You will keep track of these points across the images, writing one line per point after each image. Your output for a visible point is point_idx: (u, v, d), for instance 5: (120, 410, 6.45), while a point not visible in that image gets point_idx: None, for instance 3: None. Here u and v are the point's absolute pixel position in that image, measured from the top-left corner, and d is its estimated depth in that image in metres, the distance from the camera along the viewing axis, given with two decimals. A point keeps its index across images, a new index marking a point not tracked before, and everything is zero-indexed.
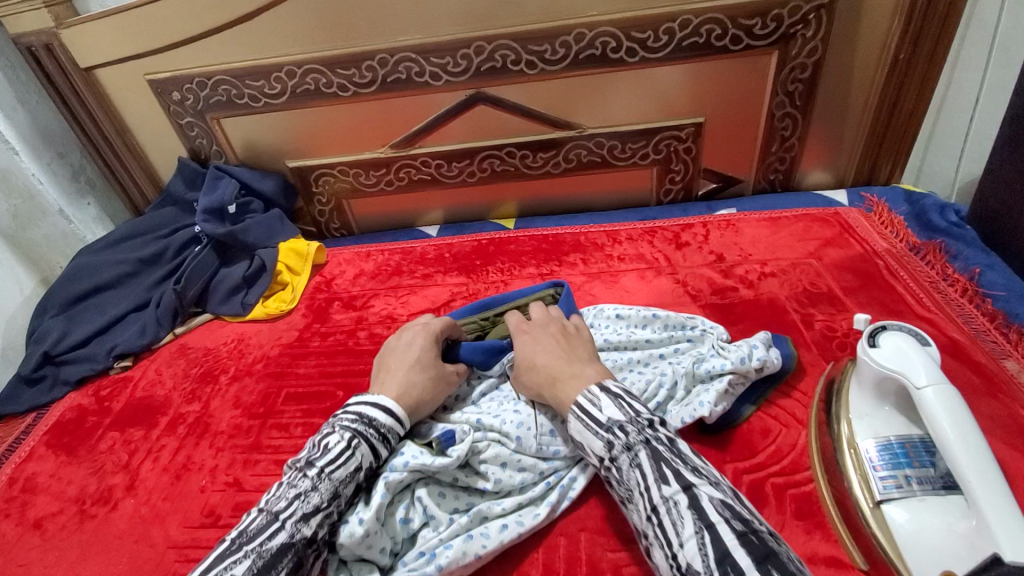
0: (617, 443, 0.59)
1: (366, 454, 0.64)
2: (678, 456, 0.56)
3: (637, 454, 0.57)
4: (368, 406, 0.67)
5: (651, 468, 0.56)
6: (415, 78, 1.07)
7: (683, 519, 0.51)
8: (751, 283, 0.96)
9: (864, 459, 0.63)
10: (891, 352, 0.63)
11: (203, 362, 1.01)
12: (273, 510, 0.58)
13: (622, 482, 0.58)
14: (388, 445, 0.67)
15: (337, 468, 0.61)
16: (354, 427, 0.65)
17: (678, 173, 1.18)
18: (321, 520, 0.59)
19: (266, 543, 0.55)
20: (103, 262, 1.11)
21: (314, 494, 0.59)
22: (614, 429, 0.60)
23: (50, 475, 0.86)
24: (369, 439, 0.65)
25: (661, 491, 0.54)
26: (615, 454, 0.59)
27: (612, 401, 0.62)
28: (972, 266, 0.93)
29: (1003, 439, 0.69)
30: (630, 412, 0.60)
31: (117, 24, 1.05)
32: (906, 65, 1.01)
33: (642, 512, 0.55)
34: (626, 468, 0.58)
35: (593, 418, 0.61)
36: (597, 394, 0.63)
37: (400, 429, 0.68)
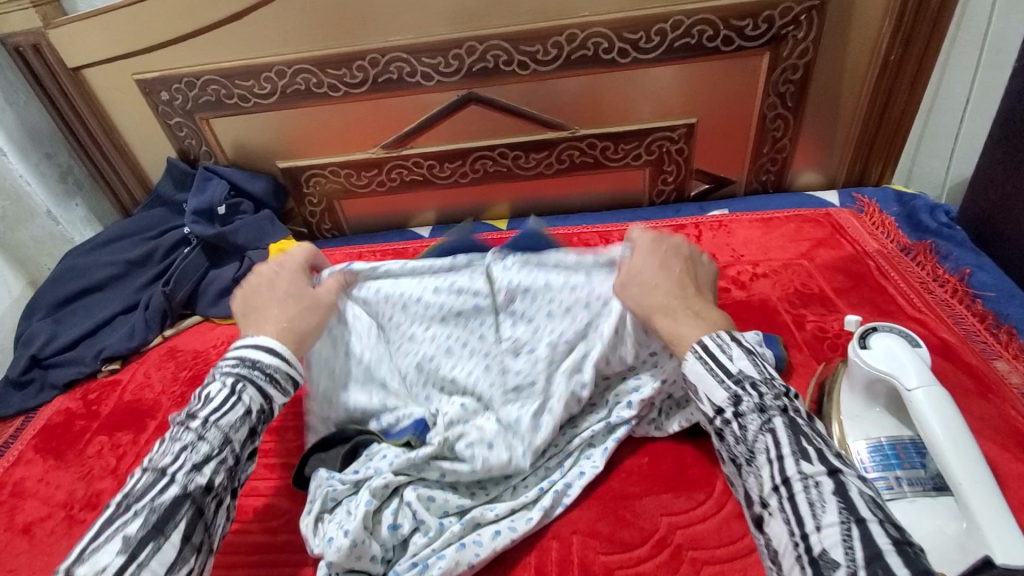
0: (748, 400, 0.53)
1: (255, 397, 0.60)
2: (817, 435, 0.52)
3: (772, 420, 0.52)
4: (252, 348, 0.63)
5: (787, 439, 0.50)
6: (407, 78, 1.06)
7: (825, 504, 0.46)
8: (743, 284, 0.96)
9: (855, 460, 0.63)
10: (882, 354, 0.63)
11: (193, 365, 1.00)
12: (159, 467, 0.55)
13: (741, 443, 0.53)
14: (284, 389, 0.63)
15: (225, 415, 0.58)
16: (236, 371, 0.61)
17: (670, 173, 1.18)
18: (217, 467, 0.56)
19: (158, 498, 0.53)
20: (89, 264, 1.10)
21: (202, 445, 0.56)
22: (745, 385, 0.54)
23: (39, 480, 0.85)
24: (255, 381, 0.61)
25: (800, 467, 0.49)
26: (742, 411, 0.53)
27: (745, 355, 0.56)
28: (962, 266, 0.93)
29: (994, 440, 0.69)
30: (766, 373, 0.55)
31: (105, 23, 1.04)
32: (897, 67, 1.01)
33: (765, 481, 0.50)
34: (753, 430, 0.52)
35: (720, 365, 0.56)
36: (728, 343, 0.58)
37: (292, 369, 0.64)
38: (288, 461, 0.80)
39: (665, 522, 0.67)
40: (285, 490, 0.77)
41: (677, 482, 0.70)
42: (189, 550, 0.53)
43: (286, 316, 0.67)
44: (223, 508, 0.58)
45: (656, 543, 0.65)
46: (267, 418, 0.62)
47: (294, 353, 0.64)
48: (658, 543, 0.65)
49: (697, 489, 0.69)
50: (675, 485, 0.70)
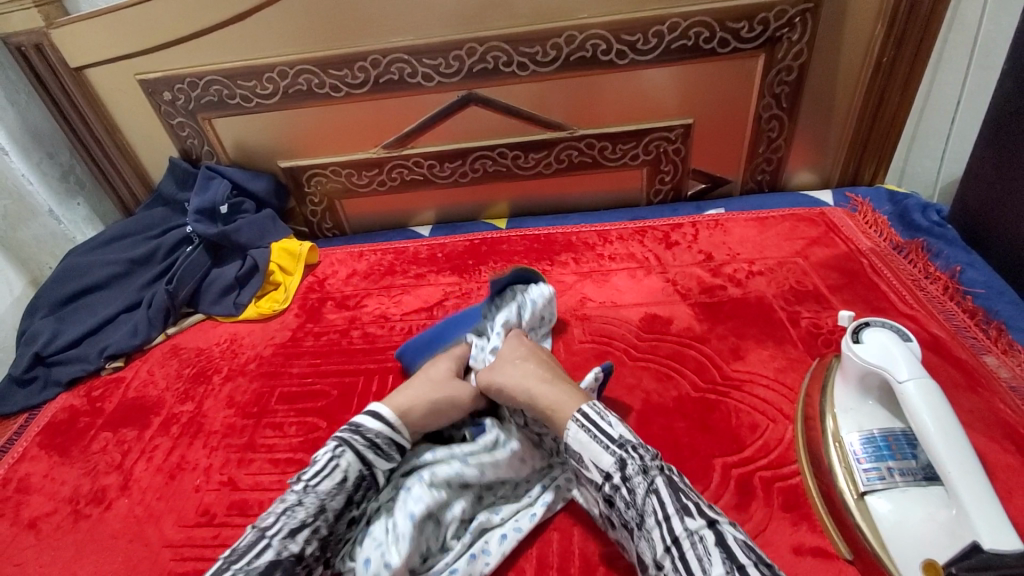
0: (632, 463, 0.60)
1: (353, 463, 0.65)
2: (694, 491, 0.58)
3: (653, 480, 0.58)
4: (361, 415, 0.70)
5: (671, 498, 0.56)
6: (407, 79, 1.07)
7: (710, 556, 0.51)
8: (739, 282, 0.98)
9: (848, 452, 0.65)
10: (875, 348, 0.65)
11: (196, 363, 1.01)
12: (262, 527, 0.59)
13: (631, 506, 0.58)
14: (385, 453, 0.68)
15: (323, 481, 0.62)
16: (341, 437, 0.66)
17: (667, 173, 1.20)
18: (309, 535, 0.59)
19: (254, 561, 0.55)
20: (91, 264, 1.11)
21: (300, 509, 0.60)
22: (627, 449, 0.61)
23: (44, 476, 0.86)
24: (356, 447, 0.66)
25: (685, 524, 0.54)
26: (628, 474, 0.59)
27: (623, 422, 0.64)
28: (952, 264, 0.95)
29: (983, 432, 0.71)
30: (640, 438, 0.63)
31: (108, 24, 1.05)
32: (890, 69, 1.03)
33: (657, 543, 0.55)
34: (641, 492, 0.58)
35: (603, 431, 0.63)
36: (604, 411, 0.65)
37: (395, 436, 0.69)
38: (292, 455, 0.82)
39: None
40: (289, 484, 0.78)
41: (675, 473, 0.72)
42: None
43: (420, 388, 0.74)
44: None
45: None
46: (365, 487, 0.65)
47: (400, 421, 0.69)
48: None
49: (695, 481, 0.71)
50: None
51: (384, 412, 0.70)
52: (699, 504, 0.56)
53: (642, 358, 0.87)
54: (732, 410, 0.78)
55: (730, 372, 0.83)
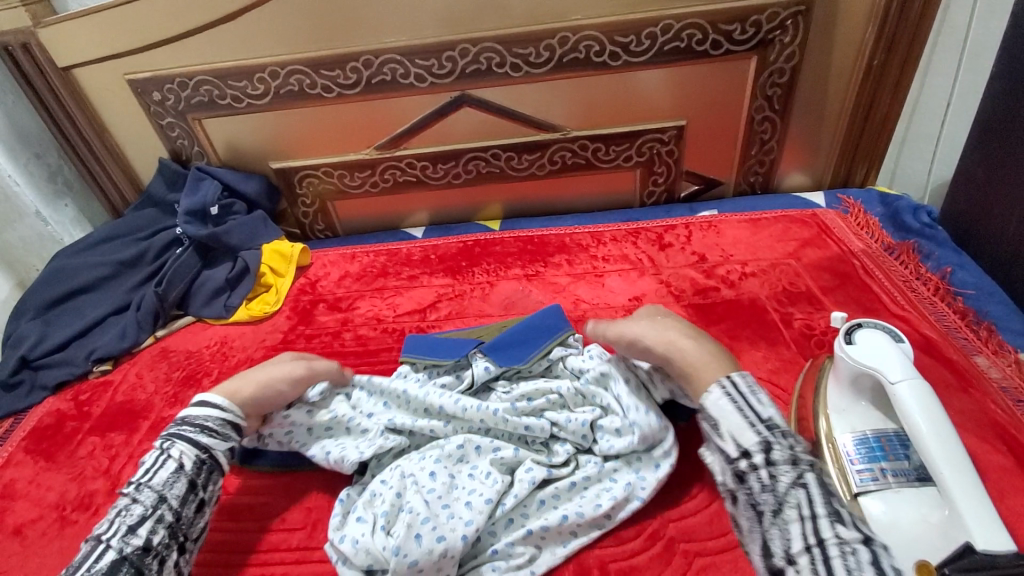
0: (778, 449, 0.55)
1: (184, 452, 0.66)
2: (838, 498, 0.54)
3: (803, 475, 0.54)
4: (190, 407, 0.70)
5: (821, 499, 0.52)
6: (400, 80, 1.07)
7: (862, 568, 0.47)
8: (732, 283, 0.98)
9: (841, 452, 0.64)
10: (867, 348, 0.65)
11: (186, 366, 0.99)
12: (97, 535, 0.60)
13: (768, 492, 0.54)
14: (222, 435, 0.69)
15: (157, 475, 0.64)
16: (166, 432, 0.68)
17: (660, 175, 1.20)
18: (152, 525, 0.60)
19: (95, 565, 0.56)
20: (78, 266, 1.10)
21: (136, 506, 0.61)
22: (774, 432, 0.56)
23: (29, 481, 0.85)
24: (184, 436, 0.67)
25: (836, 530, 0.50)
26: (773, 460, 0.55)
27: (771, 402, 0.60)
28: (943, 265, 0.96)
29: (975, 432, 0.71)
30: (788, 421, 0.58)
31: (97, 23, 1.03)
32: (881, 71, 1.04)
33: (795, 539, 0.51)
34: (785, 482, 0.53)
35: (752, 411, 0.58)
36: (756, 388, 0.61)
37: (232, 417, 0.70)
38: None
39: (657, 515, 0.68)
40: (279, 488, 0.77)
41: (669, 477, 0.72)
42: None
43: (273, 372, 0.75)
44: (171, 566, 0.60)
45: (649, 536, 0.67)
46: (208, 469, 0.67)
47: (230, 401, 0.71)
48: (651, 536, 0.67)
49: (690, 483, 0.71)
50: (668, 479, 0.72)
51: (214, 401, 0.70)
52: (849, 515, 0.52)
53: None
54: None
55: None
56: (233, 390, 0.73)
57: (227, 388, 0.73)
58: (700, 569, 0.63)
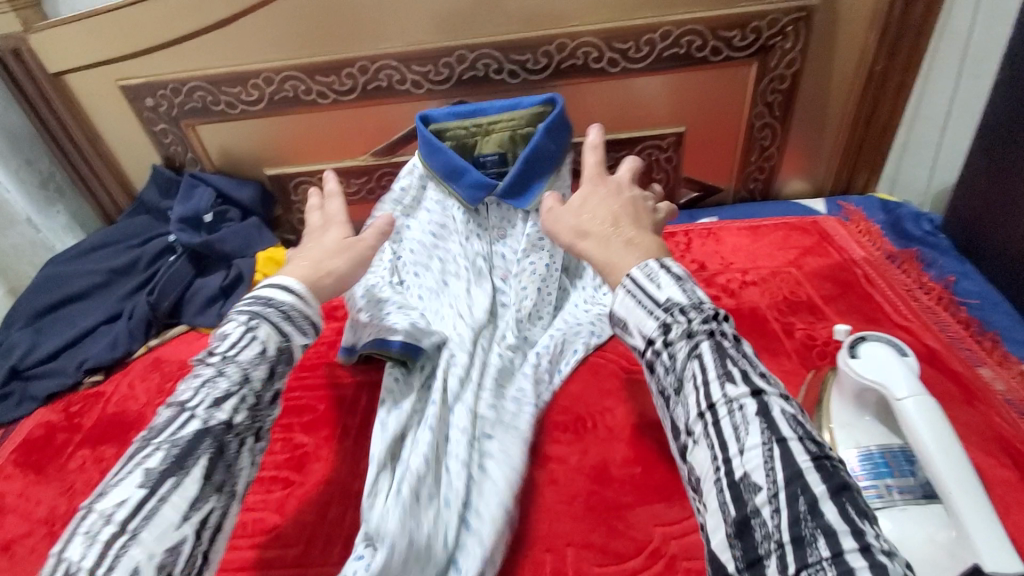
0: (676, 326, 0.53)
1: (271, 334, 0.61)
2: (746, 359, 0.52)
3: (699, 345, 0.51)
4: (267, 289, 0.64)
5: (713, 363, 0.50)
6: (396, 86, 1.06)
7: (749, 424, 0.46)
8: (733, 292, 0.97)
9: (846, 469, 0.63)
10: (871, 362, 0.64)
11: (179, 376, 0.98)
12: (181, 402, 0.56)
13: (670, 372, 0.53)
14: (299, 326, 0.64)
15: (243, 352, 0.59)
16: (251, 309, 0.62)
17: (659, 182, 1.19)
18: (237, 404, 0.57)
19: (177, 433, 0.53)
20: (70, 274, 1.08)
21: (221, 380, 0.57)
22: (674, 312, 0.54)
23: (19, 495, 0.83)
24: (271, 320, 0.62)
25: (725, 391, 0.48)
26: (671, 339, 0.53)
27: (674, 283, 0.56)
28: (947, 274, 0.95)
29: (980, 446, 0.70)
30: (693, 298, 0.55)
31: (88, 29, 1.02)
32: (882, 78, 1.03)
33: (690, 408, 0.50)
34: (681, 357, 0.52)
35: (648, 296, 0.56)
36: (656, 272, 0.57)
37: (306, 308, 0.65)
38: (276, 473, 0.79)
39: (659, 531, 0.67)
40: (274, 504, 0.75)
41: (669, 493, 0.71)
42: (209, 490, 0.52)
43: (318, 251, 0.71)
44: (248, 449, 0.58)
45: (650, 554, 0.65)
46: (287, 360, 0.62)
47: (307, 291, 0.66)
48: (652, 554, 0.65)
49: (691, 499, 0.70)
50: (669, 494, 0.71)
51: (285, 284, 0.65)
52: (748, 370, 0.50)
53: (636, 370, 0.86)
54: None
55: None
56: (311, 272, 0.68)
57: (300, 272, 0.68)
58: None
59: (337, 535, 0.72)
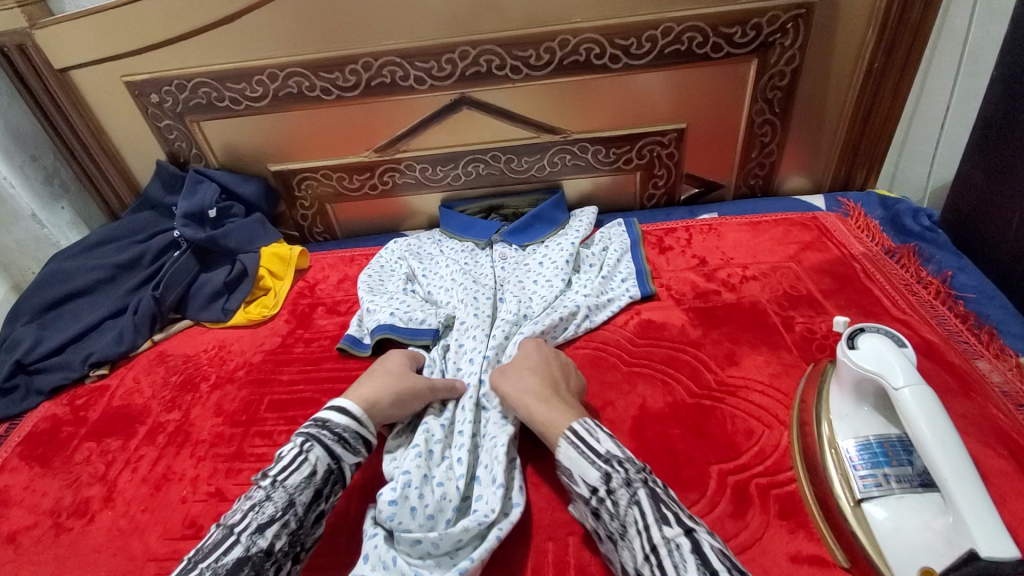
0: (616, 476, 0.59)
1: (322, 456, 0.64)
2: (675, 501, 0.58)
3: (637, 492, 0.58)
4: (326, 411, 0.69)
5: (651, 508, 0.56)
6: (399, 82, 1.06)
7: (686, 563, 0.51)
8: (733, 287, 0.98)
9: (844, 457, 0.65)
10: (869, 353, 0.64)
11: (183, 370, 0.99)
12: (229, 523, 0.58)
13: (615, 518, 0.58)
14: (353, 448, 0.67)
15: (292, 475, 0.62)
16: (309, 430, 0.66)
17: (660, 178, 1.20)
18: (278, 530, 0.58)
19: (221, 558, 0.54)
20: (76, 268, 1.09)
21: (269, 505, 0.59)
22: (612, 463, 0.61)
23: (25, 487, 0.84)
24: (324, 441, 0.65)
25: (663, 532, 0.54)
26: (613, 487, 0.59)
27: (609, 437, 0.64)
28: (944, 269, 0.95)
29: (977, 437, 0.71)
30: (628, 452, 0.62)
31: (94, 25, 1.03)
32: (881, 74, 1.04)
33: (636, 551, 0.55)
34: (623, 504, 0.58)
35: (590, 447, 0.62)
36: (594, 427, 0.65)
37: (361, 427, 0.68)
38: None
39: None
40: None
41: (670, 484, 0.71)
42: None
43: (381, 378, 0.75)
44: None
45: None
46: (335, 479, 0.65)
47: (366, 413, 0.70)
48: None
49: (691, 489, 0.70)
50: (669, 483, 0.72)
51: (356, 407, 0.70)
52: (681, 515, 0.56)
53: (636, 363, 0.87)
54: (728, 415, 0.78)
55: (725, 378, 0.83)
56: (369, 399, 0.71)
57: (363, 396, 0.71)
58: None
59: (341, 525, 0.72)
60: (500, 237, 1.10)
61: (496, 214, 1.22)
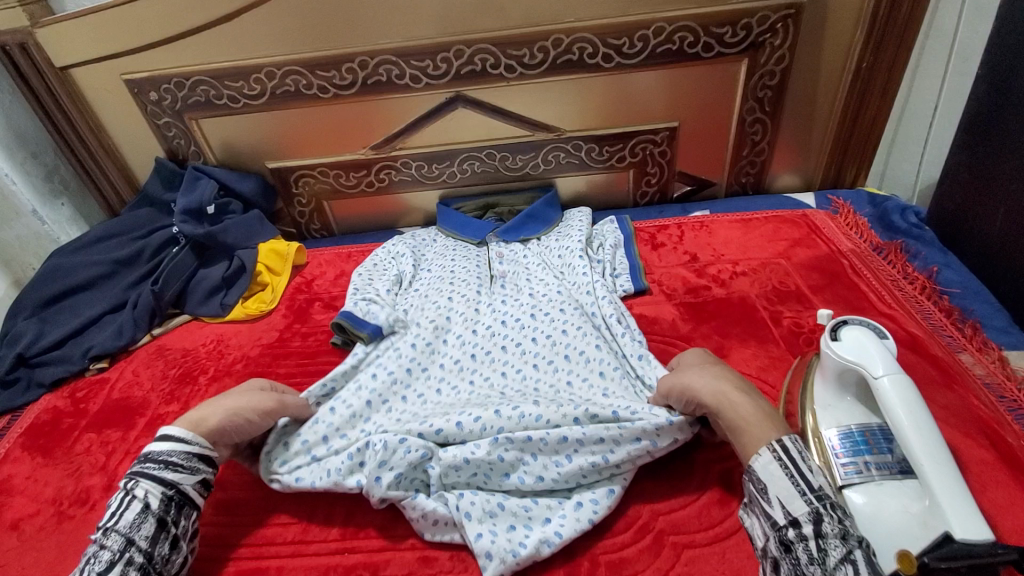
0: (830, 521, 0.53)
1: (150, 488, 0.63)
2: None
3: (853, 551, 0.51)
4: (149, 444, 0.67)
5: (869, 575, 0.49)
6: (395, 80, 1.08)
7: None
8: (723, 282, 1.00)
9: (827, 446, 0.66)
10: (851, 344, 0.66)
11: (182, 363, 1.00)
12: None
13: (816, 563, 0.51)
14: (189, 469, 0.66)
15: (123, 517, 0.61)
16: (131, 471, 0.64)
17: (654, 175, 1.22)
18: (121, 570, 0.57)
19: None
20: (76, 263, 1.10)
21: (104, 553, 0.58)
22: (828, 506, 0.54)
23: (27, 477, 0.85)
24: (149, 473, 0.64)
25: None
26: (824, 531, 0.52)
27: (821, 472, 0.57)
28: (930, 264, 0.97)
29: (957, 427, 0.73)
30: (839, 498, 0.55)
31: (95, 23, 1.04)
32: (869, 74, 1.06)
33: None
34: (833, 556, 0.51)
35: (805, 479, 0.56)
36: (808, 455, 0.58)
37: (186, 446, 0.67)
38: None
39: (647, 508, 0.70)
40: (274, 484, 0.78)
41: (658, 472, 0.73)
42: None
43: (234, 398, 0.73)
44: None
45: (639, 529, 0.68)
46: (179, 503, 0.64)
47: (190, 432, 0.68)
48: (640, 529, 0.68)
49: (680, 477, 0.72)
50: (658, 473, 0.73)
51: (183, 432, 0.68)
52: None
53: None
54: None
55: None
56: (196, 420, 0.69)
57: (190, 418, 0.69)
58: (689, 560, 0.64)
59: (336, 513, 0.74)
60: (495, 238, 1.11)
61: (491, 213, 1.21)
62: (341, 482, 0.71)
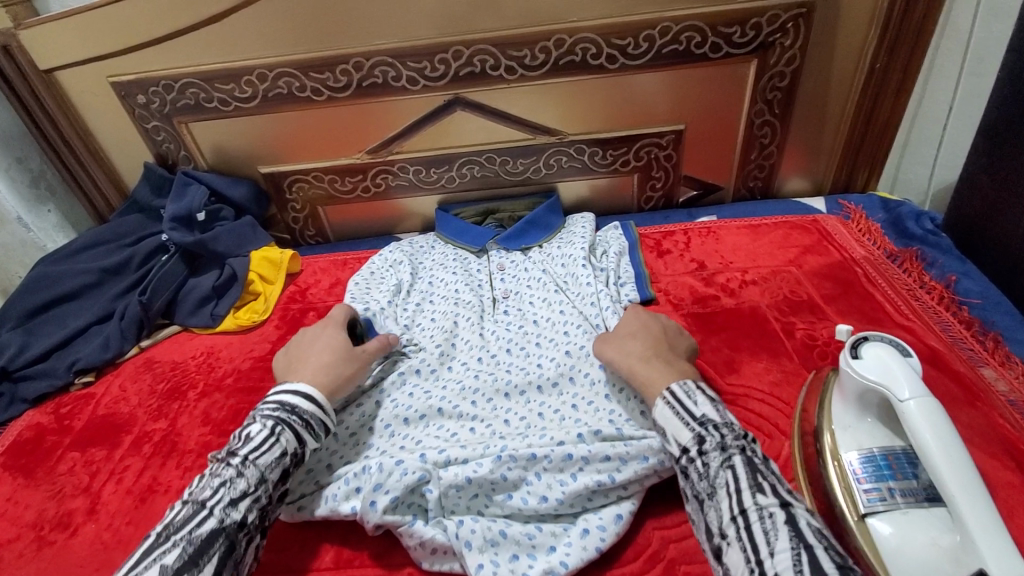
0: (711, 439, 0.57)
1: (290, 440, 0.63)
2: (777, 478, 0.55)
3: (732, 457, 0.56)
4: (292, 393, 0.67)
5: (746, 475, 0.54)
6: (392, 82, 1.04)
7: (777, 531, 0.49)
8: (732, 291, 0.96)
9: (847, 471, 0.62)
10: (872, 363, 0.62)
11: (171, 377, 0.97)
12: (200, 499, 0.58)
13: (704, 479, 0.56)
14: (314, 431, 0.66)
15: (263, 455, 0.61)
16: (276, 415, 0.65)
17: (659, 180, 1.18)
18: (251, 505, 0.59)
19: (196, 531, 0.55)
20: (61, 273, 1.06)
21: (240, 480, 0.59)
22: (708, 427, 0.59)
23: (7, 499, 0.82)
24: (292, 425, 0.64)
25: (756, 499, 0.52)
26: (705, 449, 0.57)
27: (709, 401, 0.61)
28: (948, 273, 0.94)
29: (982, 448, 0.69)
30: (726, 417, 0.60)
31: (80, 24, 1.01)
32: (882, 75, 1.02)
33: (723, 512, 0.53)
34: (714, 466, 0.56)
35: (686, 409, 0.61)
36: (694, 389, 0.62)
37: (322, 413, 0.68)
38: None
39: (657, 535, 0.66)
40: None
41: (668, 495, 0.70)
42: None
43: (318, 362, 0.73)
44: (255, 546, 0.60)
45: (649, 558, 0.64)
46: (300, 461, 0.65)
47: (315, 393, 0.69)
48: (650, 558, 0.64)
49: None
50: (668, 497, 0.70)
51: (315, 395, 0.68)
52: (775, 486, 0.53)
53: None
54: None
55: (724, 386, 0.81)
56: (324, 385, 0.70)
57: (321, 382, 0.70)
58: None
59: (328, 539, 0.70)
60: (495, 246, 1.07)
61: (491, 218, 1.17)
62: (337, 508, 0.67)
